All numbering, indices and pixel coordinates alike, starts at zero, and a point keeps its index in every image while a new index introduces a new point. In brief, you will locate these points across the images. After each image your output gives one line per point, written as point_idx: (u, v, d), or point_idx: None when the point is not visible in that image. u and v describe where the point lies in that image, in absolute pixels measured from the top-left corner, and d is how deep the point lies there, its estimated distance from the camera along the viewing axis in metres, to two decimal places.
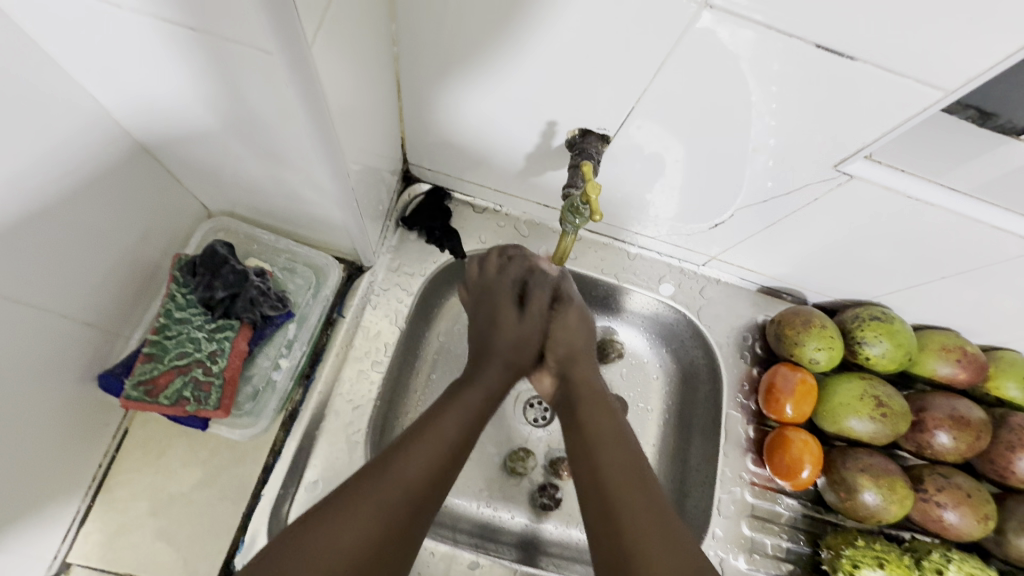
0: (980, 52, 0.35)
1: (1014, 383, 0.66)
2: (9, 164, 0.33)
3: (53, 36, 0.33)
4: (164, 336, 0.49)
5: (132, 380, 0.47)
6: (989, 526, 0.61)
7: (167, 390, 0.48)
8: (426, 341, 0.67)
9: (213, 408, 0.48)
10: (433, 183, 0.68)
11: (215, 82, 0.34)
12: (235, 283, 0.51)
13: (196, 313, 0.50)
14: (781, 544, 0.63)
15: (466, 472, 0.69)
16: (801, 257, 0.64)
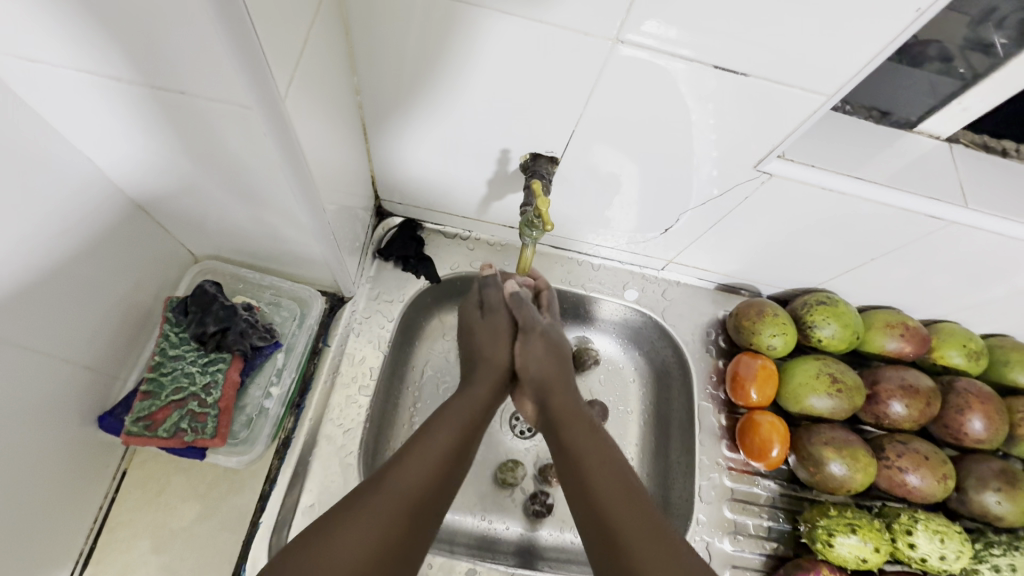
0: (849, 60, 0.42)
1: (955, 351, 0.72)
2: (15, 225, 0.37)
3: (55, 110, 0.37)
4: (159, 373, 0.52)
5: (132, 417, 0.50)
6: (949, 486, 0.65)
7: (165, 423, 0.51)
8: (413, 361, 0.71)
9: (210, 437, 0.51)
10: (404, 217, 0.73)
11: (202, 139, 0.38)
12: (224, 317, 0.54)
13: (189, 349, 0.53)
14: (762, 523, 0.66)
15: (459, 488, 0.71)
16: (747, 253, 0.70)
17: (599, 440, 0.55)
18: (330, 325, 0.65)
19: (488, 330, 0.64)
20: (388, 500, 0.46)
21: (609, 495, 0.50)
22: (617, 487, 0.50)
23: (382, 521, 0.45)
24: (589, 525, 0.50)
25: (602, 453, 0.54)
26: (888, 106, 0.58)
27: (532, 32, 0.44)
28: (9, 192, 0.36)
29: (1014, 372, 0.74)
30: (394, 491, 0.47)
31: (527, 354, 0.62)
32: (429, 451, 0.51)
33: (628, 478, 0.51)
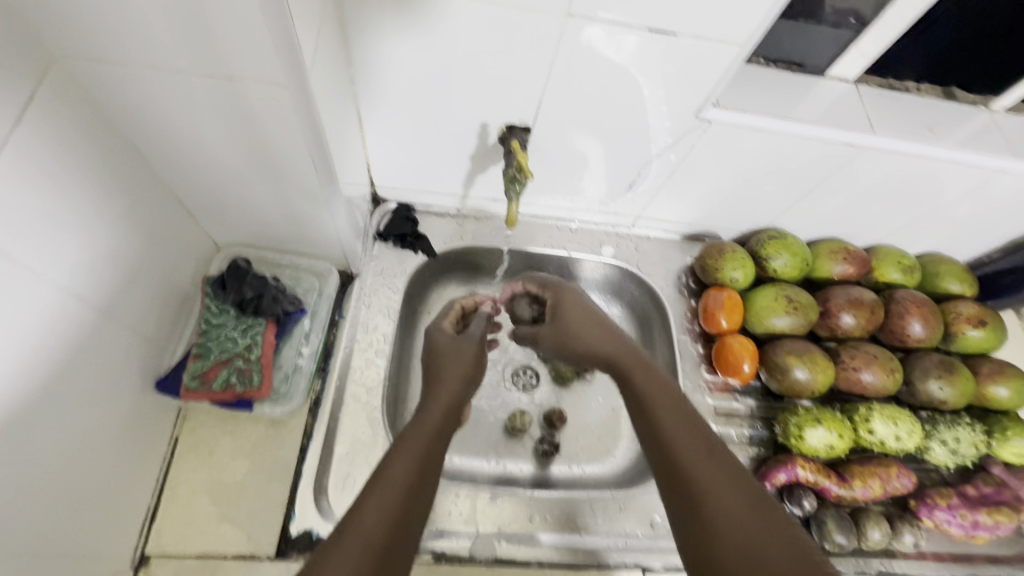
0: (755, 12, 0.52)
1: (891, 268, 0.83)
2: (83, 203, 0.44)
3: (112, 104, 0.45)
4: (206, 339, 0.59)
5: (189, 374, 0.57)
6: (898, 379, 0.75)
7: (217, 379, 0.57)
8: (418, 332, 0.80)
9: (257, 387, 0.59)
10: (398, 202, 0.81)
11: (236, 119, 0.46)
12: (259, 285, 0.61)
13: (229, 316, 0.60)
14: (743, 432, 0.75)
15: (474, 439, 0.78)
16: (704, 200, 0.80)
17: (672, 407, 0.49)
18: (344, 300, 0.72)
19: (440, 341, 0.61)
20: (382, 500, 0.41)
21: (686, 449, 0.45)
22: (693, 439, 0.46)
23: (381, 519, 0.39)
24: (661, 479, 0.46)
25: (681, 420, 0.48)
26: (800, 57, 0.69)
27: (499, 13, 0.53)
28: (82, 178, 0.44)
29: (945, 281, 0.85)
30: (383, 495, 0.41)
31: (563, 321, 0.61)
32: (400, 464, 0.44)
33: (704, 431, 0.47)
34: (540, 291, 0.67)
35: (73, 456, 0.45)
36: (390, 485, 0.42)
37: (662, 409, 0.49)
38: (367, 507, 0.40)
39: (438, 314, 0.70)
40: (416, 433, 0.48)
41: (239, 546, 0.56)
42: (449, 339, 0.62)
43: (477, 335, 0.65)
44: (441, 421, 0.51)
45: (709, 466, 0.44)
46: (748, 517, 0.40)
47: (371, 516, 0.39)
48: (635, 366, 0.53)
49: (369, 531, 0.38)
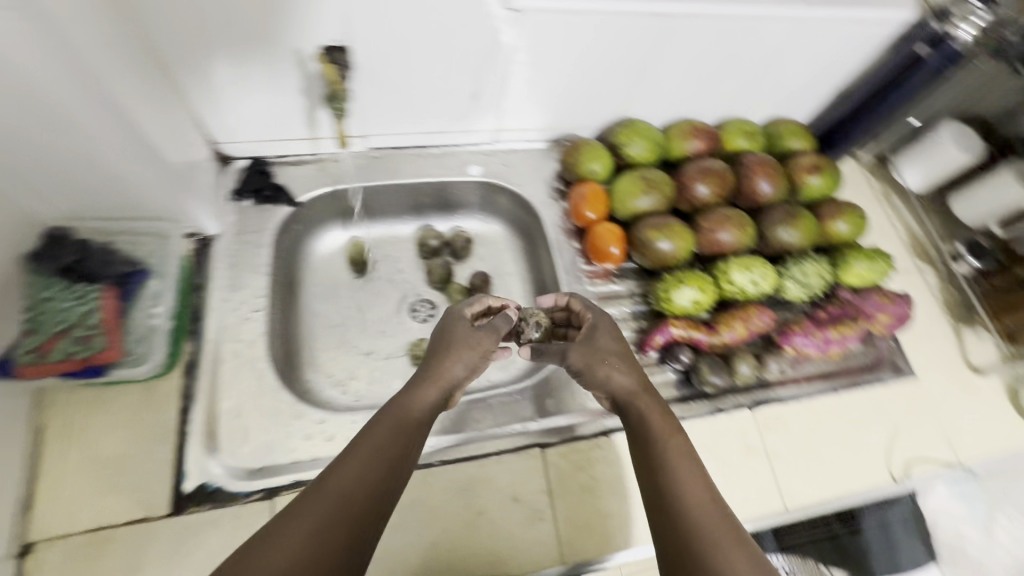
0: None
1: (737, 136, 0.90)
2: None
3: None
4: (35, 315, 0.57)
5: (21, 350, 0.55)
6: (750, 233, 0.82)
7: (56, 350, 0.56)
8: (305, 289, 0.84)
9: (103, 350, 0.58)
10: (249, 158, 0.79)
11: None
12: (83, 250, 0.60)
13: (59, 289, 0.59)
14: (623, 309, 0.80)
15: (382, 374, 0.82)
16: (550, 100, 0.82)
17: (684, 452, 0.51)
18: (205, 264, 0.70)
19: (458, 339, 0.59)
20: (333, 510, 0.44)
21: (694, 507, 0.48)
22: (714, 506, 0.48)
23: (319, 529, 0.42)
24: (659, 519, 0.48)
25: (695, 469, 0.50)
26: None
27: None
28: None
29: (787, 140, 0.92)
30: (336, 491, 0.45)
31: (588, 347, 0.60)
32: (359, 457, 0.47)
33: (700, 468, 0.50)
34: (576, 301, 0.68)
35: None
36: (343, 482, 0.45)
37: (682, 463, 0.50)
38: (309, 503, 0.44)
39: (454, 308, 0.64)
40: (400, 424, 0.51)
41: (130, 512, 0.56)
42: (465, 341, 0.59)
43: (495, 330, 0.62)
44: (426, 417, 0.53)
45: (716, 522, 0.46)
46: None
47: (313, 506, 0.44)
48: (664, 421, 0.54)
49: (311, 524, 0.43)
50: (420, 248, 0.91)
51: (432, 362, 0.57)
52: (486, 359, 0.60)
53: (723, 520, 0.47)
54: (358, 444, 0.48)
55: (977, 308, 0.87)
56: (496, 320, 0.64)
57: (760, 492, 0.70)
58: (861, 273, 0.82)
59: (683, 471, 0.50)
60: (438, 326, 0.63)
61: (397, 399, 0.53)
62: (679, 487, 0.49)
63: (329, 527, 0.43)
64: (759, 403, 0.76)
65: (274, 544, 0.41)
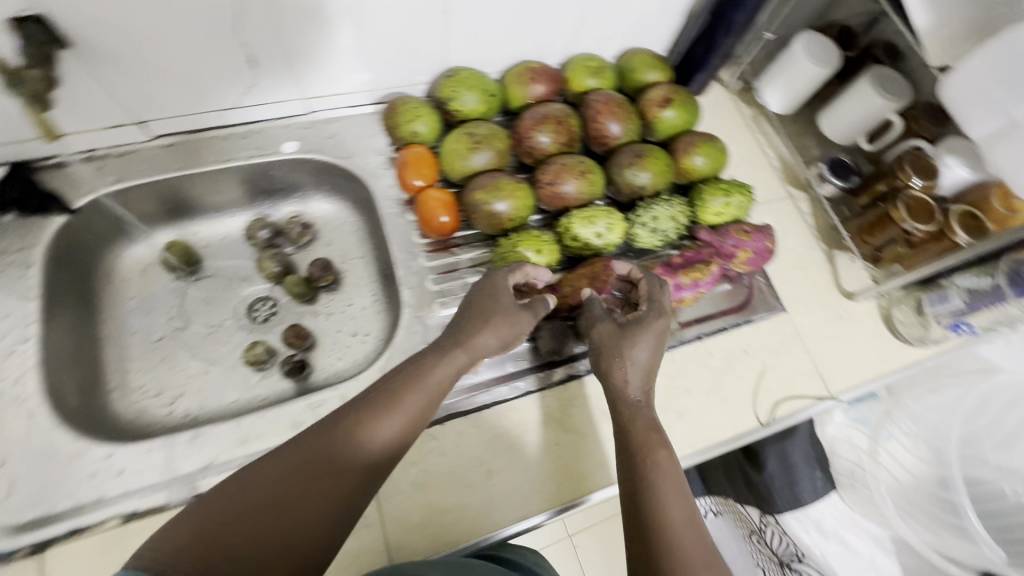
0: None
1: (581, 74, 0.82)
2: None
3: None
4: None
5: None
6: (596, 179, 0.75)
7: None
8: (117, 307, 0.75)
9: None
10: (9, 164, 0.68)
11: None
12: None
13: None
14: (465, 281, 0.72)
15: (214, 385, 0.73)
16: (351, 54, 0.72)
17: (668, 466, 0.52)
18: None
19: (503, 298, 0.59)
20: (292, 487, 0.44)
21: (658, 507, 0.49)
22: (677, 498, 0.50)
23: (262, 512, 0.42)
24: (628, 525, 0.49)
25: (673, 473, 0.51)
26: None
27: None
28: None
29: (641, 73, 0.84)
30: (292, 470, 0.45)
31: (614, 334, 0.61)
32: (354, 431, 0.48)
33: (691, 507, 0.50)
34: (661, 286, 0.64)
35: None
36: (331, 442, 0.47)
37: (658, 472, 0.51)
38: (291, 454, 0.45)
39: (495, 275, 0.61)
40: (392, 409, 0.50)
41: None
42: (505, 315, 0.58)
43: (531, 319, 0.60)
44: (426, 413, 0.52)
45: (688, 537, 0.47)
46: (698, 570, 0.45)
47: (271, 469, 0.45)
48: (640, 435, 0.54)
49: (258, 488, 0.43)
50: (251, 240, 0.81)
51: (467, 327, 0.57)
52: (517, 337, 0.59)
53: (693, 535, 0.47)
54: (368, 402, 0.50)
55: (843, 233, 0.82)
56: (535, 305, 0.61)
57: None
58: (719, 209, 0.76)
59: (671, 488, 0.50)
60: (478, 287, 0.61)
61: (411, 390, 0.52)
62: (658, 502, 0.49)
63: (275, 516, 0.42)
64: None
65: (220, 502, 0.42)
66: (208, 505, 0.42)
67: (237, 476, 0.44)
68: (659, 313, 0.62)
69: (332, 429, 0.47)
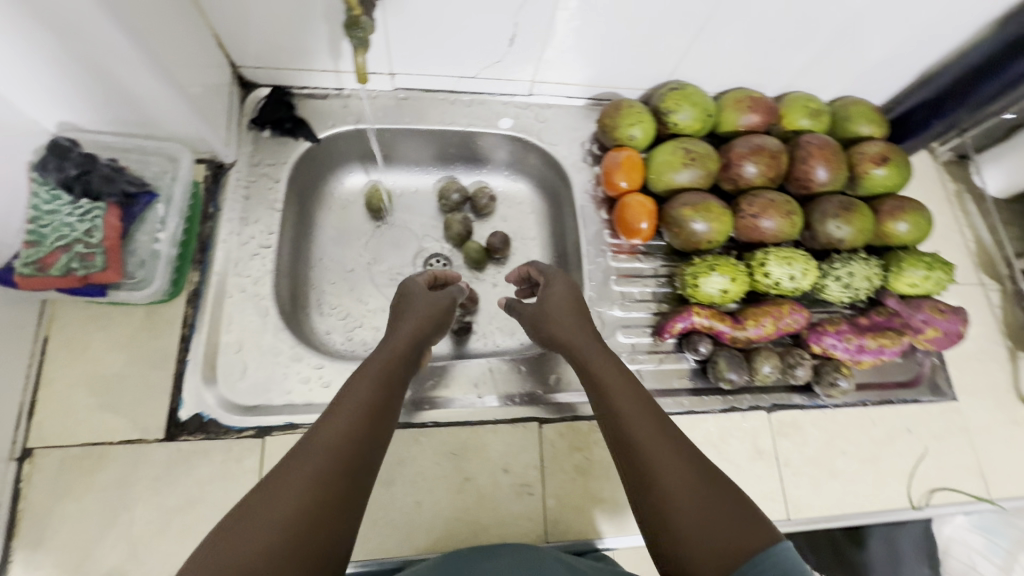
0: None
1: (798, 114, 0.81)
2: None
3: None
4: (38, 225, 0.51)
5: (21, 261, 0.49)
6: (796, 222, 0.75)
7: (56, 264, 0.50)
8: (318, 232, 0.81)
9: (103, 270, 0.52)
10: (271, 86, 0.76)
11: None
12: (83, 161, 0.52)
13: (62, 203, 0.52)
14: (646, 290, 0.75)
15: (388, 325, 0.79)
16: (595, 52, 0.75)
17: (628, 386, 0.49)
18: (218, 192, 0.69)
19: (422, 308, 0.62)
20: (302, 477, 0.40)
21: (637, 443, 0.44)
22: (638, 415, 0.46)
23: (275, 515, 0.38)
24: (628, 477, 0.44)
25: (632, 392, 0.49)
26: None
27: None
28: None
29: (856, 125, 0.82)
30: (301, 460, 0.42)
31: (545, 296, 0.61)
32: (339, 419, 0.45)
33: (665, 422, 0.46)
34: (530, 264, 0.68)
35: None
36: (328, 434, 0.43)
37: (620, 407, 0.47)
38: (299, 464, 0.41)
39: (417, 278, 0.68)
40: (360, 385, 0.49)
41: (126, 433, 0.56)
42: (422, 308, 0.62)
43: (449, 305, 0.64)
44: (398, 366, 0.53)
45: (668, 462, 0.42)
46: (689, 483, 0.41)
47: (292, 478, 0.40)
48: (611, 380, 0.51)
49: (285, 502, 0.39)
50: (442, 202, 0.85)
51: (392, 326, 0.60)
52: (448, 315, 0.64)
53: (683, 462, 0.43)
54: (350, 391, 0.48)
55: None
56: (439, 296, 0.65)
57: (764, 497, 0.65)
58: (915, 280, 0.73)
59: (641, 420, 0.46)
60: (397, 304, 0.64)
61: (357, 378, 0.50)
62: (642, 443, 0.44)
63: (290, 508, 0.39)
64: (778, 405, 0.70)
65: (264, 510, 0.38)
66: (238, 533, 0.37)
67: (259, 491, 0.40)
68: (558, 282, 0.62)
69: (330, 424, 0.44)
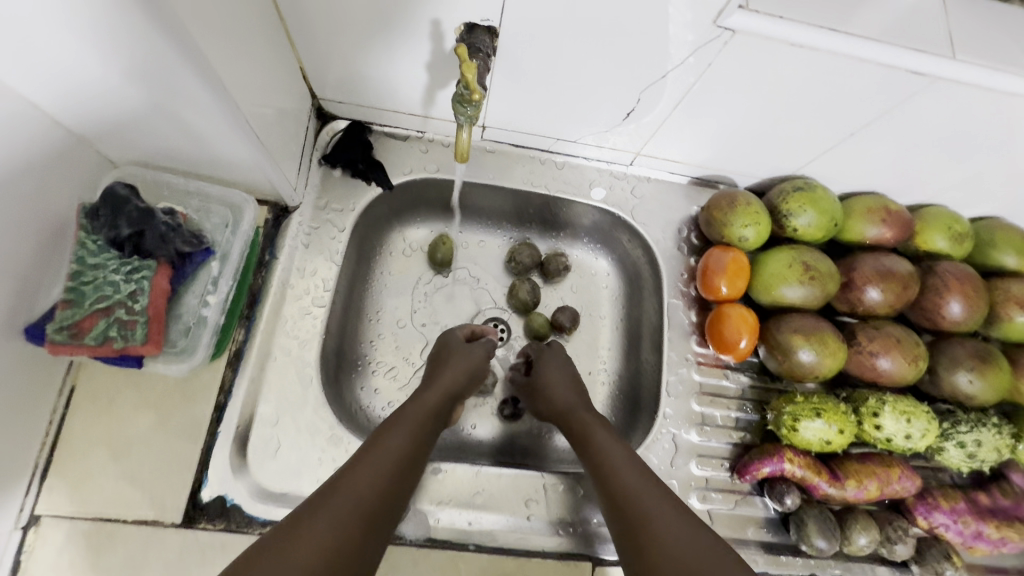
0: None
1: (939, 235, 0.68)
2: None
3: None
4: (80, 282, 0.45)
5: (54, 325, 0.44)
6: (920, 368, 0.64)
7: (93, 331, 0.44)
8: (375, 279, 0.73)
9: (141, 344, 0.45)
10: (350, 119, 0.68)
11: None
12: (140, 220, 0.46)
13: (109, 257, 0.46)
14: (730, 414, 0.66)
15: None
16: (718, 138, 0.65)
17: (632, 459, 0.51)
18: (277, 236, 0.62)
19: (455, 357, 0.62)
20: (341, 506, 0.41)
21: (648, 507, 0.45)
22: (638, 480, 0.48)
23: (320, 538, 0.38)
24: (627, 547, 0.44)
25: (633, 463, 0.51)
26: None
27: None
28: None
29: (1002, 255, 0.70)
30: (345, 493, 0.42)
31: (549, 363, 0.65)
32: (385, 459, 0.46)
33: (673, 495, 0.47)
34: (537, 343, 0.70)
35: None
36: (376, 466, 0.45)
37: (634, 481, 0.48)
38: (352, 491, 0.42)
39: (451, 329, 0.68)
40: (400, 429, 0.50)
41: (143, 511, 0.50)
42: (458, 352, 0.62)
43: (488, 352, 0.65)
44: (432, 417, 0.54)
45: (669, 523, 0.43)
46: (683, 534, 0.42)
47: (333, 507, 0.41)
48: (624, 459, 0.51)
49: (327, 526, 0.39)
50: (510, 262, 0.75)
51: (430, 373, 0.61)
52: (480, 368, 0.62)
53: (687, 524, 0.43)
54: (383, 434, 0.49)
55: None
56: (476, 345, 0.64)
57: None
58: None
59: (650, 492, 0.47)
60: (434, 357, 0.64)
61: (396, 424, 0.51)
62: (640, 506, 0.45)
63: (329, 533, 0.39)
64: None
65: (308, 530, 0.38)
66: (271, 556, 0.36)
67: (299, 515, 0.40)
68: (553, 350, 0.66)
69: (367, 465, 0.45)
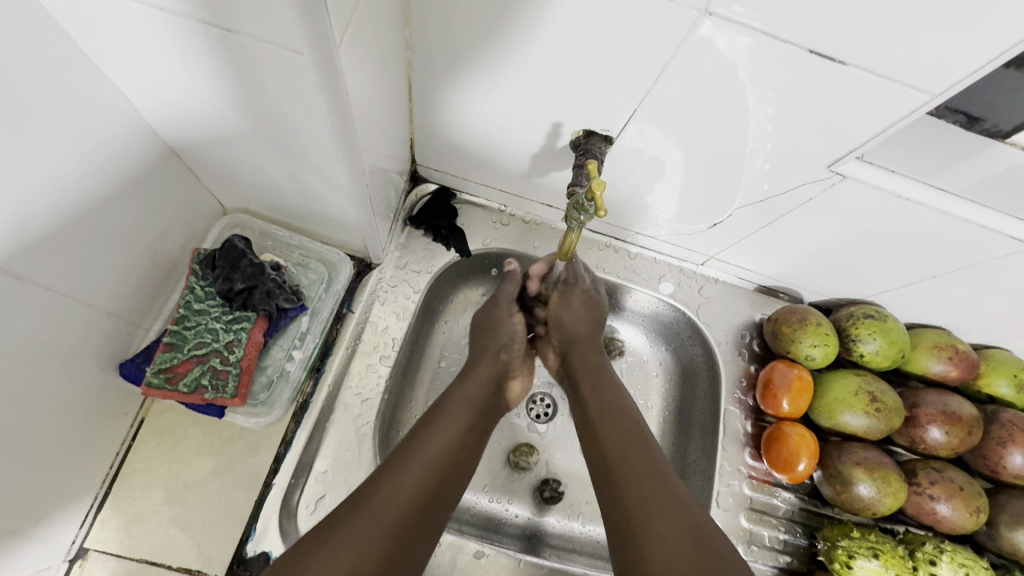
0: (943, 63, 0.38)
1: (1005, 381, 0.67)
2: (51, 176, 0.37)
3: (101, 41, 0.36)
4: (183, 326, 0.52)
5: (153, 368, 0.49)
6: (980, 519, 0.62)
7: (187, 377, 0.50)
8: (433, 338, 0.70)
9: (229, 396, 0.51)
10: (439, 184, 0.70)
11: (233, 68, 0.36)
12: (252, 275, 0.53)
13: (213, 305, 0.53)
14: (778, 535, 0.65)
15: None
16: (797, 258, 0.66)
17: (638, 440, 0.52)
18: (357, 290, 0.63)
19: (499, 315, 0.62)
20: (375, 510, 0.44)
21: (637, 495, 0.48)
22: (636, 451, 0.52)
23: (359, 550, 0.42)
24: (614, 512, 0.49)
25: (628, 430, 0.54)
26: (980, 112, 0.48)
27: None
28: (52, 113, 0.36)
29: None
30: (387, 498, 0.45)
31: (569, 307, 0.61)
32: (434, 449, 0.50)
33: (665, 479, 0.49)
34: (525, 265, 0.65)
35: (21, 443, 0.41)
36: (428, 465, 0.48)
37: (627, 456, 0.51)
38: (378, 503, 0.45)
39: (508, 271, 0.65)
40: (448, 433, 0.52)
41: (187, 558, 0.50)
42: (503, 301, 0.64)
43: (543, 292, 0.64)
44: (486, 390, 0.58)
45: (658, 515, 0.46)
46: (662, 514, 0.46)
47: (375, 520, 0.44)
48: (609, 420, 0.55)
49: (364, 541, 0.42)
50: None
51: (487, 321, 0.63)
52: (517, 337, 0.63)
53: (667, 502, 0.47)
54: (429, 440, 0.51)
55: None
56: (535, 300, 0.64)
57: None
58: None
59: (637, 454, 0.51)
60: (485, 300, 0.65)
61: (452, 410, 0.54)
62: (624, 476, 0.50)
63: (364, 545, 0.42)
64: None
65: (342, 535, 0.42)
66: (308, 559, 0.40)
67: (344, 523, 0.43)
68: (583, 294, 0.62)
69: (406, 477, 0.47)
